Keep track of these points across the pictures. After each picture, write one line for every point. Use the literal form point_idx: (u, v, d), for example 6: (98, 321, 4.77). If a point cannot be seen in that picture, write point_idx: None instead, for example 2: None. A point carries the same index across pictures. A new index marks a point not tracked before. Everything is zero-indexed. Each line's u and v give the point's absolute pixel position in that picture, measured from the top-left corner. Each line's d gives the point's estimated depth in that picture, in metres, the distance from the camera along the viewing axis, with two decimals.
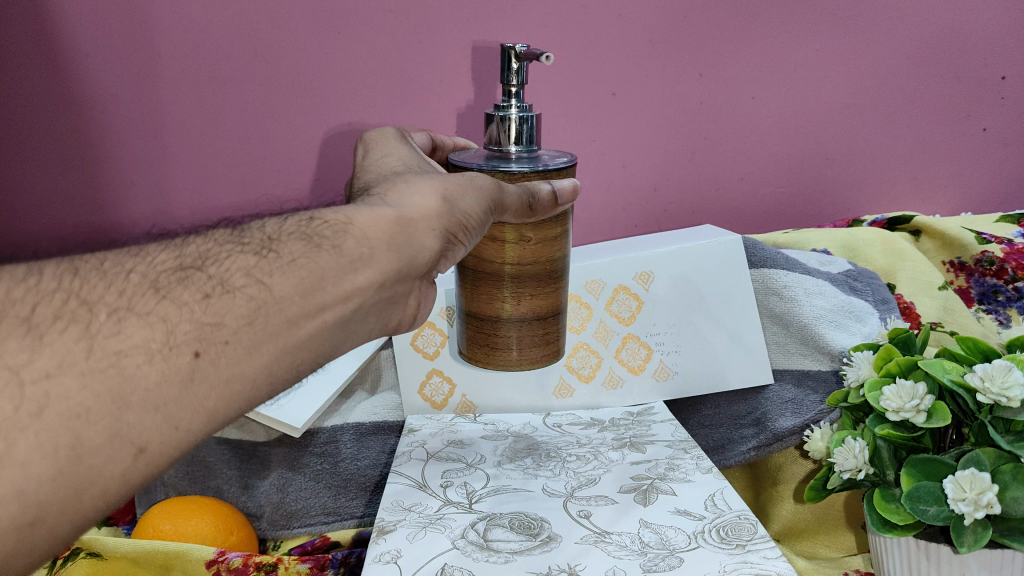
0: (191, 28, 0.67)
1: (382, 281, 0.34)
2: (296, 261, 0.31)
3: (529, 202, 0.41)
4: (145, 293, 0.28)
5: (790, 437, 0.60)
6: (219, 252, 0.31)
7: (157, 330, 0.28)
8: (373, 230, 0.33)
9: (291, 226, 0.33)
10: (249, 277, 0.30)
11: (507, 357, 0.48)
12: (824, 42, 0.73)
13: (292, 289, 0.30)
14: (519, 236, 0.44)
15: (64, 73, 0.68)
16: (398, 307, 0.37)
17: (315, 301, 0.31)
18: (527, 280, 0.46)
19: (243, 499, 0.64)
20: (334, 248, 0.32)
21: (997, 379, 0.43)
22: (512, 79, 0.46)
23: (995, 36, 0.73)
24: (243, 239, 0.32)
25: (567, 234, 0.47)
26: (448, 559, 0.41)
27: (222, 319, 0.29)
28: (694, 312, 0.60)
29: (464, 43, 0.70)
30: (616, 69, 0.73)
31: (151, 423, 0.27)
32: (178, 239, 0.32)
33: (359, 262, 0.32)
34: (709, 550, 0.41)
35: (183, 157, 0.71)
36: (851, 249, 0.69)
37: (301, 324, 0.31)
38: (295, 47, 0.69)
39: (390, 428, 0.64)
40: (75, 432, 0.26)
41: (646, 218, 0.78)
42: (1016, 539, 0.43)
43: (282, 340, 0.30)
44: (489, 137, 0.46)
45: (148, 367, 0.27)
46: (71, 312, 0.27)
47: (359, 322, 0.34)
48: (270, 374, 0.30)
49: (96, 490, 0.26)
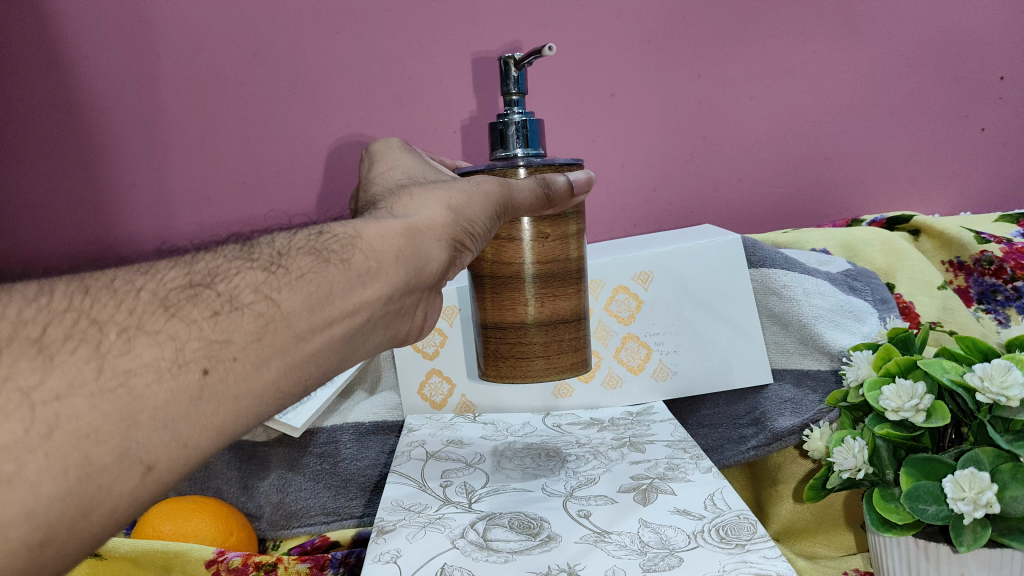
0: (197, 30, 0.68)
1: (389, 294, 0.33)
2: (304, 276, 0.31)
3: (547, 192, 0.42)
4: (155, 312, 0.28)
5: (789, 436, 0.60)
6: (229, 268, 0.30)
7: (166, 348, 0.27)
8: (380, 242, 0.33)
9: (300, 239, 0.33)
10: (257, 294, 0.29)
11: (541, 366, 0.47)
12: (821, 43, 0.73)
13: (300, 304, 0.30)
14: (538, 233, 0.46)
15: (74, 75, 0.68)
16: (407, 317, 0.37)
17: (323, 316, 0.31)
18: (550, 278, 0.47)
19: (243, 499, 0.64)
20: (342, 263, 0.32)
21: (996, 378, 0.43)
22: (512, 87, 0.48)
23: (991, 36, 0.73)
24: (252, 254, 0.31)
25: (580, 235, 0.48)
26: (448, 559, 0.41)
27: (230, 336, 0.28)
28: (696, 313, 0.60)
29: (464, 44, 0.71)
30: (614, 71, 0.73)
31: (159, 441, 0.26)
32: (187, 256, 0.32)
33: (367, 275, 0.32)
34: (708, 549, 0.40)
35: (183, 158, 0.71)
36: (850, 248, 0.69)
37: (309, 338, 0.30)
38: (297, 48, 0.69)
39: (389, 428, 0.64)
40: (85, 453, 0.25)
41: (645, 218, 0.77)
42: (1016, 538, 0.42)
43: (290, 355, 0.30)
44: (495, 146, 0.48)
45: (157, 386, 0.26)
46: (82, 332, 0.26)
47: (367, 334, 0.34)
48: (278, 388, 0.30)
49: (106, 508, 0.25)
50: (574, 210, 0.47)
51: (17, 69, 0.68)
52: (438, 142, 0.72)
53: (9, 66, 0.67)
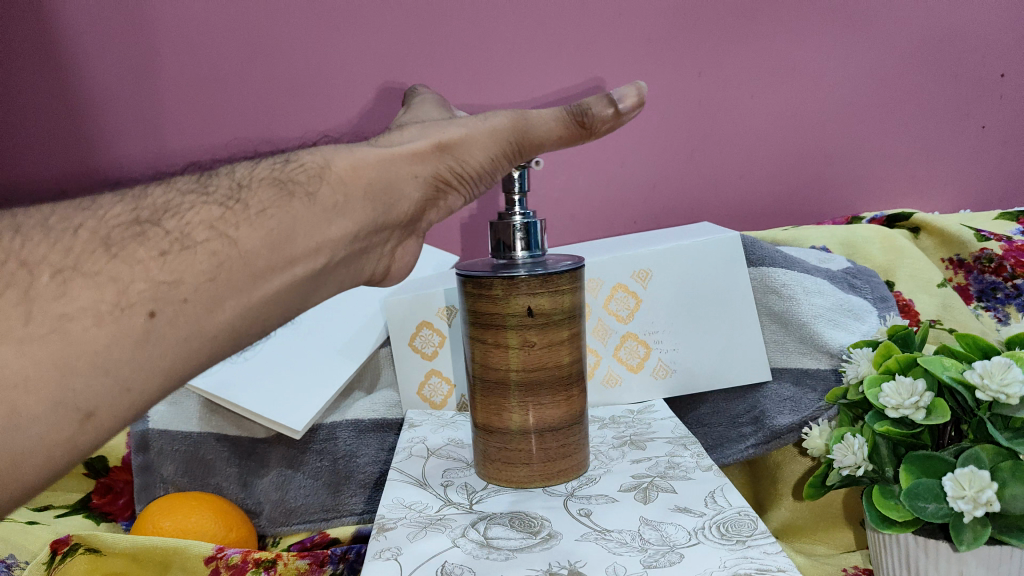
0: (198, 26, 0.68)
1: (355, 230, 0.37)
2: (265, 212, 0.33)
3: (579, 122, 0.41)
4: (96, 252, 0.30)
5: (788, 434, 0.60)
6: (181, 204, 0.33)
7: (108, 291, 0.29)
8: (349, 176, 0.36)
9: (263, 174, 0.36)
10: (213, 231, 0.32)
11: (526, 472, 0.48)
12: (822, 40, 0.73)
13: (260, 241, 0.32)
14: (523, 341, 0.46)
15: (72, 70, 0.68)
16: (372, 255, 0.40)
17: (284, 254, 0.33)
18: (534, 379, 0.46)
19: (241, 496, 0.64)
20: (307, 197, 0.35)
21: (996, 376, 0.43)
22: (515, 185, 0.47)
23: (991, 34, 0.74)
24: (209, 188, 0.34)
25: (577, 339, 0.48)
26: (449, 557, 0.41)
27: (181, 276, 0.30)
28: (696, 311, 0.59)
29: (464, 42, 0.71)
30: (616, 67, 0.73)
31: (98, 387, 0.28)
32: (136, 192, 0.34)
33: (334, 211, 0.35)
34: (709, 545, 0.40)
35: (184, 154, 0.71)
36: (850, 246, 0.69)
37: (268, 277, 0.33)
38: (297, 44, 0.69)
39: (389, 426, 0.64)
40: (14, 402, 0.26)
41: (645, 215, 0.77)
42: (1015, 536, 0.42)
43: (246, 294, 0.32)
44: (496, 247, 0.48)
45: (97, 329, 0.28)
46: (11, 275, 0.28)
47: (330, 273, 0.37)
48: (232, 328, 0.32)
49: (39, 459, 0.27)
50: (568, 317, 0.47)
51: (16, 63, 0.67)
52: None
53: (8, 61, 0.67)
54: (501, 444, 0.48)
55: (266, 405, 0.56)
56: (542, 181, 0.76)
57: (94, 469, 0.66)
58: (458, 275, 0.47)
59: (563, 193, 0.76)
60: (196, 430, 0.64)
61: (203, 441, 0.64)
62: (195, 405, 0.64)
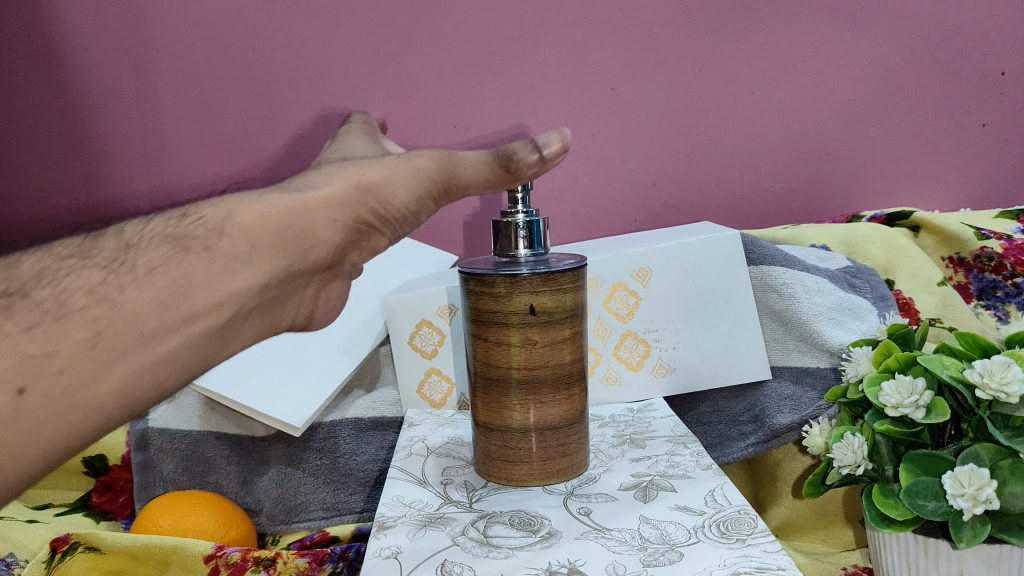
0: (197, 25, 0.70)
1: (263, 280, 0.36)
2: (154, 273, 0.33)
3: (503, 165, 0.40)
4: None
5: (788, 433, 0.60)
6: (60, 269, 0.33)
7: None
8: (254, 225, 0.36)
9: (157, 230, 0.36)
10: (98, 297, 0.32)
11: (526, 470, 0.48)
12: (823, 38, 0.73)
13: (149, 302, 0.32)
14: (525, 338, 0.46)
15: (71, 71, 0.70)
16: (288, 303, 0.40)
17: (180, 312, 0.33)
18: (535, 376, 0.46)
19: (241, 494, 0.64)
20: (203, 252, 0.34)
21: (996, 375, 0.43)
22: (518, 183, 0.47)
23: (992, 32, 0.73)
24: (98, 252, 0.34)
25: (579, 337, 0.48)
26: (448, 555, 0.41)
27: (57, 347, 0.30)
28: (696, 309, 0.59)
29: (463, 38, 0.72)
30: (615, 65, 0.73)
31: None
32: (16, 258, 0.34)
33: (234, 265, 0.35)
34: (709, 544, 0.40)
35: (184, 151, 0.73)
36: (850, 244, 0.69)
37: (162, 337, 0.33)
38: (297, 42, 0.71)
39: (389, 425, 0.64)
40: None
41: (645, 213, 0.77)
42: (1015, 535, 0.43)
43: (136, 357, 0.32)
44: (498, 245, 0.48)
45: None
46: None
47: (240, 325, 0.37)
48: (123, 395, 0.32)
49: None
50: (571, 316, 0.46)
51: (18, 65, 0.69)
52: (438, 135, 0.74)
53: (11, 63, 0.69)
54: (501, 442, 0.48)
55: (266, 402, 0.56)
56: (543, 179, 0.76)
57: (93, 467, 0.66)
58: (462, 272, 0.47)
59: (563, 192, 0.76)
60: (196, 428, 0.64)
61: (203, 439, 0.64)
62: (196, 403, 0.64)
